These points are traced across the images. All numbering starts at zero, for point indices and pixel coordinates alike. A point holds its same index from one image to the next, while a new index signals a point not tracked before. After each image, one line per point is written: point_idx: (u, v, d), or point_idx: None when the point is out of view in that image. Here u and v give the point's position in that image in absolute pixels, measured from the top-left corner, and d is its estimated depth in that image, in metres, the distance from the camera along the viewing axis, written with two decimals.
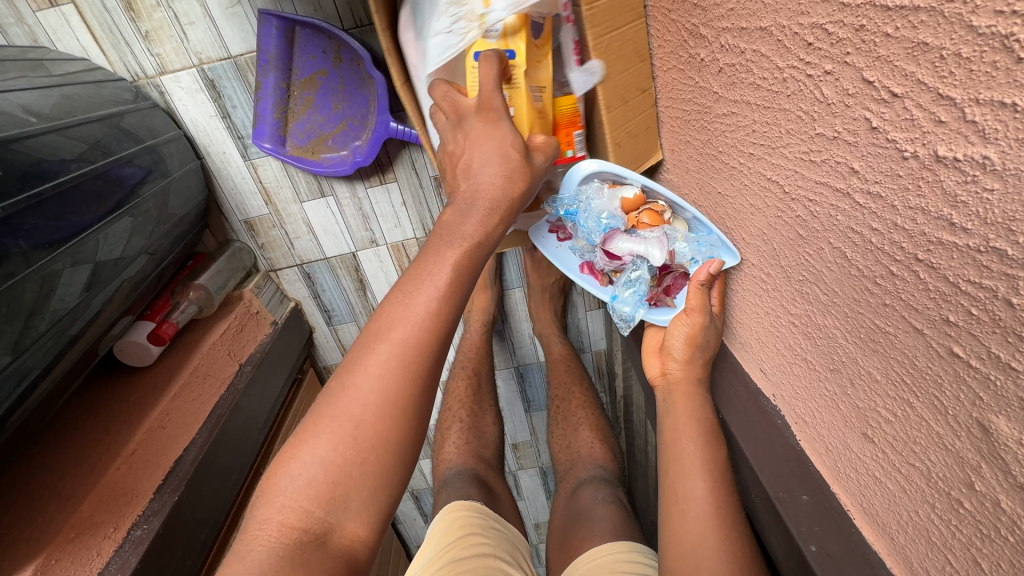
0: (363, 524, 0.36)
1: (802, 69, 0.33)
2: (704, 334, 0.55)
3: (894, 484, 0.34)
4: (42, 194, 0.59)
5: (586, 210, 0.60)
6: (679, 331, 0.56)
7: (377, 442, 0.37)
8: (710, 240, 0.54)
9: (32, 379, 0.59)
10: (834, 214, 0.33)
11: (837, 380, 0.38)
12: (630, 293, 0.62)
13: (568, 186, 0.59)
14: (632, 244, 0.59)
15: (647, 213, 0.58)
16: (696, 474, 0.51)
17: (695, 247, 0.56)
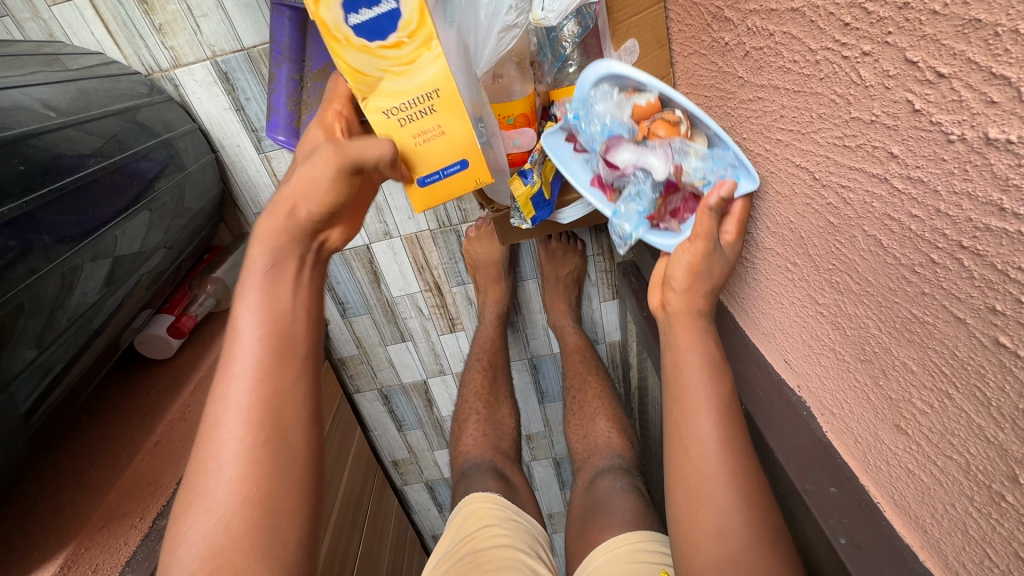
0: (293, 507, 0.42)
1: (838, 51, 0.32)
2: (707, 262, 0.50)
3: (929, 476, 0.34)
4: (63, 188, 0.59)
5: (591, 113, 0.55)
6: (682, 258, 0.52)
7: (288, 432, 0.43)
8: (726, 158, 0.49)
9: (56, 372, 0.59)
10: (869, 201, 0.33)
11: (869, 371, 0.38)
12: (632, 208, 0.56)
13: (580, 86, 0.54)
14: (638, 154, 0.54)
15: (660, 123, 0.53)
16: (701, 407, 0.48)
17: (709, 166, 0.51)
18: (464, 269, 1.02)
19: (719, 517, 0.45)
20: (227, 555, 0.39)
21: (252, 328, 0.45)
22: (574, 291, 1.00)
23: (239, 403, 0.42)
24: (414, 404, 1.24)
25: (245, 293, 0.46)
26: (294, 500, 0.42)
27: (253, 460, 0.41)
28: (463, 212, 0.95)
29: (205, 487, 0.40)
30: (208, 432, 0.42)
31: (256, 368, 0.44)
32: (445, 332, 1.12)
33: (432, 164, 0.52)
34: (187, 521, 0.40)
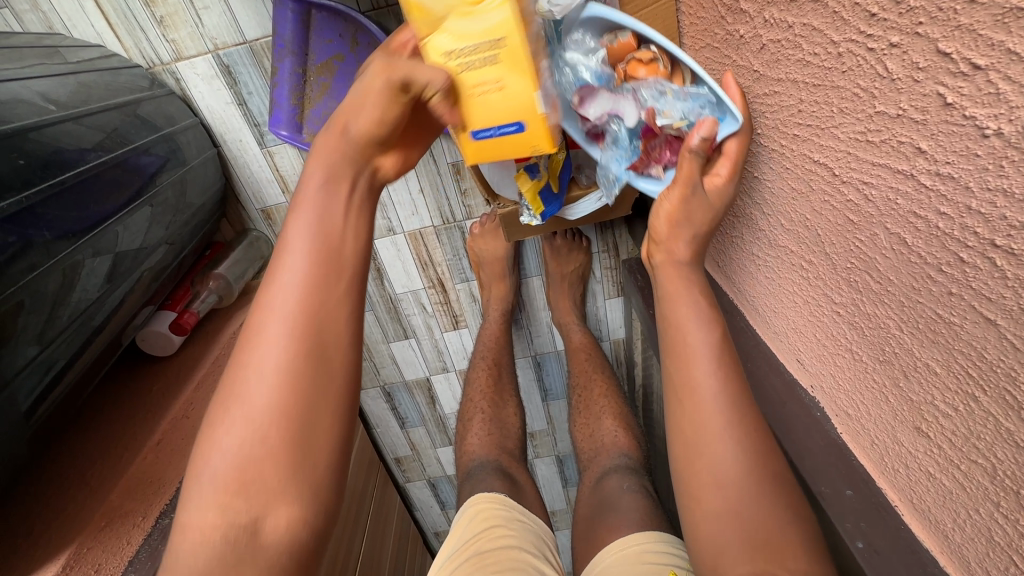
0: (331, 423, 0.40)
1: (862, 43, 0.31)
2: (687, 209, 0.51)
3: (951, 481, 0.33)
4: (63, 183, 0.59)
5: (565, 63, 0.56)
6: (663, 205, 0.52)
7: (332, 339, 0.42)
8: (704, 97, 0.49)
9: (57, 370, 0.59)
10: (893, 198, 0.32)
11: (888, 373, 0.37)
12: (614, 153, 0.57)
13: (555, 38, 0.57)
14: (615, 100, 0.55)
15: (636, 66, 0.53)
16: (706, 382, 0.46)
17: (690, 105, 0.50)
18: (468, 266, 1.01)
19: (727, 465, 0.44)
20: (256, 464, 0.38)
21: (304, 239, 0.42)
22: (579, 288, 0.99)
23: (282, 312, 0.41)
24: (417, 401, 1.23)
25: (303, 202, 0.44)
26: (327, 422, 0.40)
27: (289, 373, 0.39)
28: (468, 209, 0.95)
29: (240, 393, 0.39)
30: (251, 335, 0.41)
31: (303, 281, 0.41)
32: (449, 329, 1.11)
33: (488, 119, 0.47)
34: (222, 423, 0.39)
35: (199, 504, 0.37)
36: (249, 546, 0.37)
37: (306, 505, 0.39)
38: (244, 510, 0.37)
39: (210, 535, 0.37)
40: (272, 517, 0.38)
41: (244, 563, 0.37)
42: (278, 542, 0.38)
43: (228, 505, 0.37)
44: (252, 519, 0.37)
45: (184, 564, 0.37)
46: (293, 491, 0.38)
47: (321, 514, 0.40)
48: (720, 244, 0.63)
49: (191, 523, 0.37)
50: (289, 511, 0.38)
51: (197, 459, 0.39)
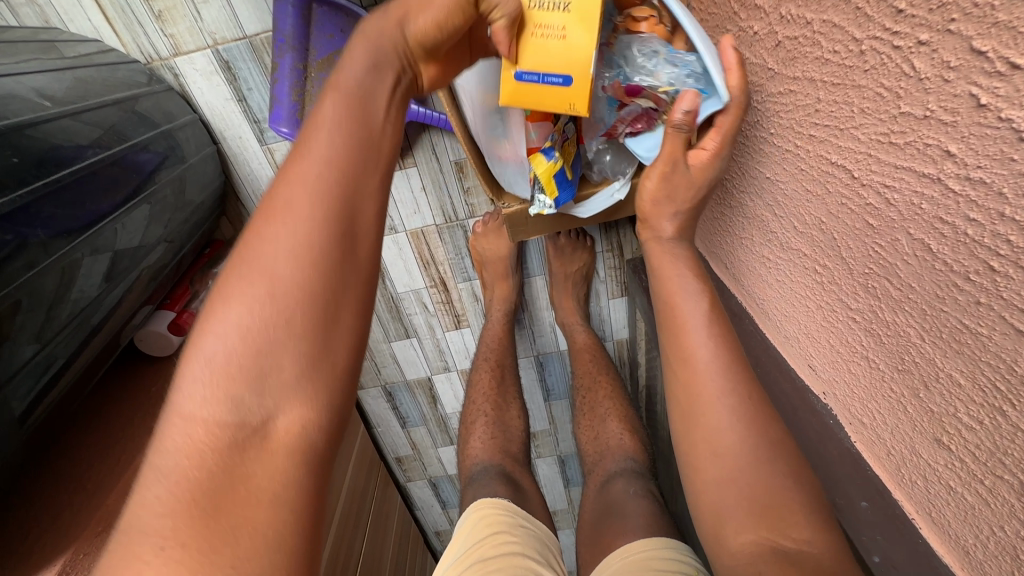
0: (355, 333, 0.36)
1: (887, 40, 0.30)
2: (671, 180, 0.52)
3: (973, 496, 0.32)
4: (59, 182, 0.57)
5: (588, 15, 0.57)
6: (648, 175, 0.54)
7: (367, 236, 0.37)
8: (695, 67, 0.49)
9: (55, 370, 0.58)
10: (918, 202, 0.30)
11: (907, 382, 0.36)
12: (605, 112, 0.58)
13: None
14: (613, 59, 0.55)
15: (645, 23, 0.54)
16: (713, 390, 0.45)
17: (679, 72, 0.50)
18: (471, 265, 1.00)
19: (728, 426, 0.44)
20: (273, 353, 0.33)
21: (338, 115, 0.38)
22: (583, 288, 0.98)
23: (307, 183, 0.35)
24: (419, 400, 1.22)
25: (341, 77, 0.39)
26: (350, 320, 0.35)
27: (311, 255, 0.34)
28: (471, 207, 0.93)
29: (252, 272, 0.33)
30: (267, 211, 0.35)
31: (334, 157, 0.36)
32: (451, 328, 1.10)
33: (540, 63, 0.46)
34: (230, 304, 0.33)
35: (202, 396, 0.32)
36: (257, 454, 0.32)
37: (321, 412, 0.34)
38: (253, 409, 0.32)
39: (213, 436, 0.31)
40: (285, 418, 0.33)
41: (251, 476, 0.31)
42: (290, 451, 0.33)
43: (234, 402, 0.32)
44: (262, 421, 0.32)
45: (175, 475, 0.30)
46: (311, 390, 0.33)
47: (336, 427, 0.35)
48: (729, 245, 0.62)
49: (189, 420, 0.31)
50: (302, 412, 0.33)
51: (191, 352, 0.33)
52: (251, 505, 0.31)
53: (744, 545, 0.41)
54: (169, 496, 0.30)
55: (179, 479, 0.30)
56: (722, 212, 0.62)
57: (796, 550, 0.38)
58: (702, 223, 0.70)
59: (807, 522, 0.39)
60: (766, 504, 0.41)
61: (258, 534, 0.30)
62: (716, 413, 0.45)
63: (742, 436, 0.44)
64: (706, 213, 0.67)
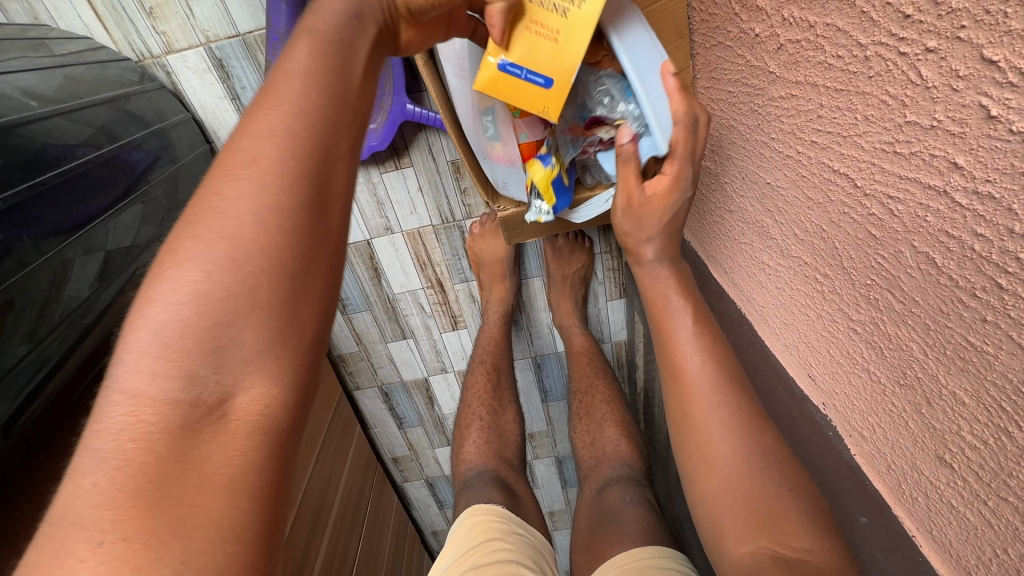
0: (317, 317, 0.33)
1: (894, 46, 0.29)
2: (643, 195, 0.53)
3: (976, 517, 0.31)
4: (45, 183, 0.56)
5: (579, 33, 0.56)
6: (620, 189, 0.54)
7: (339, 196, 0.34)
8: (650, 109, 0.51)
9: (50, 368, 0.56)
10: (922, 214, 0.29)
11: (909, 398, 0.35)
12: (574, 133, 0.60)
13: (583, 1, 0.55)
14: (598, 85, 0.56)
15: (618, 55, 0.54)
16: None
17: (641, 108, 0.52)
18: (468, 266, 0.99)
19: (721, 437, 0.45)
20: (232, 320, 0.29)
21: (310, 66, 0.35)
22: (580, 290, 0.97)
23: (275, 137, 0.32)
24: (415, 401, 1.22)
25: (316, 27, 0.36)
26: (320, 293, 0.32)
27: (278, 215, 0.31)
28: (468, 208, 0.92)
29: (210, 233, 0.30)
30: (226, 166, 0.32)
31: (303, 110, 0.33)
32: (448, 329, 1.09)
33: (526, 55, 0.45)
34: (184, 266, 0.29)
35: (149, 368, 0.28)
36: (213, 435, 0.28)
37: (290, 392, 0.31)
38: (212, 385, 0.29)
39: (163, 413, 0.27)
40: (248, 394, 0.29)
41: (208, 459, 0.28)
42: (252, 430, 0.29)
43: (187, 377, 0.28)
44: (220, 399, 0.29)
45: (115, 459, 0.26)
46: (278, 365, 0.30)
47: (305, 411, 0.32)
48: (729, 250, 0.61)
49: (133, 396, 0.27)
50: (262, 387, 0.30)
51: (137, 321, 0.28)
52: (205, 492, 0.27)
53: (745, 555, 0.41)
54: (106, 483, 0.25)
55: (119, 463, 0.26)
56: (722, 215, 0.61)
57: (797, 560, 0.38)
58: (702, 225, 0.68)
59: (807, 532, 0.39)
60: (763, 513, 0.41)
61: (214, 522, 0.27)
62: (710, 433, 0.46)
63: (735, 450, 0.44)
64: (706, 214, 0.66)
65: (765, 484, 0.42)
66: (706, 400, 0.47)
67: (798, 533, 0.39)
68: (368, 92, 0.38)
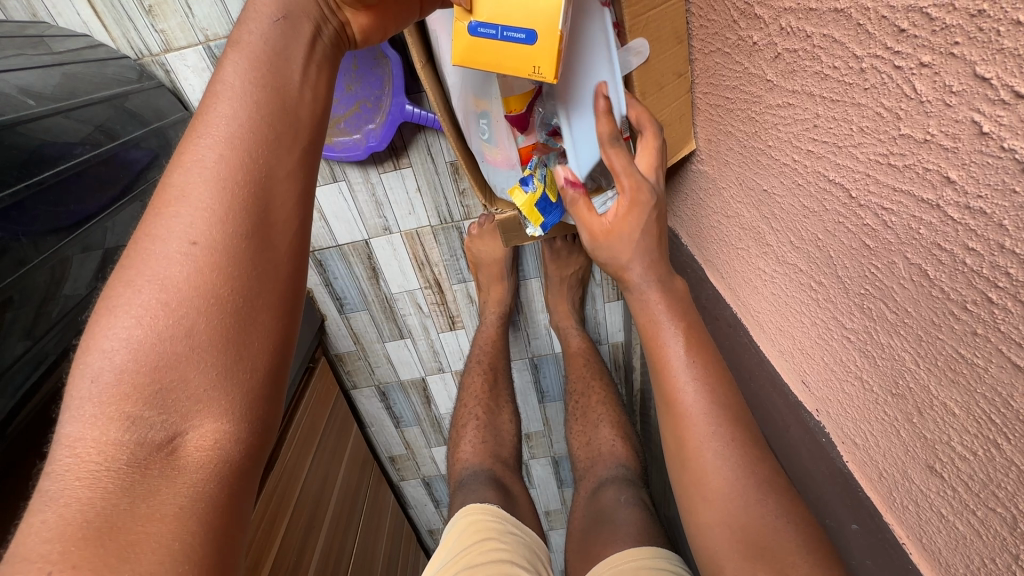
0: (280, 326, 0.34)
1: (889, 60, 0.29)
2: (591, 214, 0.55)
3: (965, 526, 0.31)
4: (43, 183, 0.55)
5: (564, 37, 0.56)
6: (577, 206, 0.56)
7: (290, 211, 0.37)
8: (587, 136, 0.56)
9: (50, 365, 0.55)
10: (916, 227, 0.30)
11: (900, 407, 0.35)
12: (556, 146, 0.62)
13: None
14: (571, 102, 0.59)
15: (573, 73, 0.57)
16: None
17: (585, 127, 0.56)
18: (465, 266, 1.00)
19: (717, 472, 0.45)
20: (174, 363, 0.31)
21: (242, 84, 0.36)
22: (578, 291, 0.97)
23: (212, 172, 0.34)
24: (412, 400, 1.22)
25: (241, 42, 0.38)
26: (269, 323, 0.34)
27: (220, 254, 0.33)
28: (466, 209, 0.92)
29: (154, 276, 0.32)
30: (166, 210, 0.33)
31: (238, 136, 0.35)
32: (445, 329, 1.09)
33: (496, 15, 0.45)
34: (127, 311, 0.31)
35: (92, 413, 0.29)
36: (161, 469, 0.30)
37: (244, 420, 0.33)
38: (159, 422, 0.30)
39: (109, 453, 0.29)
40: (195, 429, 0.31)
41: (156, 491, 0.29)
42: (200, 464, 0.31)
43: (133, 418, 0.30)
44: (166, 436, 0.30)
45: (63, 497, 0.27)
46: (228, 397, 0.32)
47: (262, 438, 0.34)
48: (726, 254, 0.61)
49: (73, 443, 0.29)
50: (216, 423, 0.31)
51: (84, 367, 0.30)
52: (154, 520, 0.28)
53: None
54: (57, 518, 0.27)
55: (66, 501, 0.27)
56: (719, 220, 0.61)
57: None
58: (700, 230, 0.68)
59: (804, 561, 0.40)
60: (757, 542, 0.42)
61: (163, 546, 0.28)
62: (707, 463, 0.46)
63: (732, 485, 0.44)
64: (703, 218, 0.67)
65: (761, 516, 0.43)
66: (700, 432, 0.46)
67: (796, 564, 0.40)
68: (311, 107, 0.39)
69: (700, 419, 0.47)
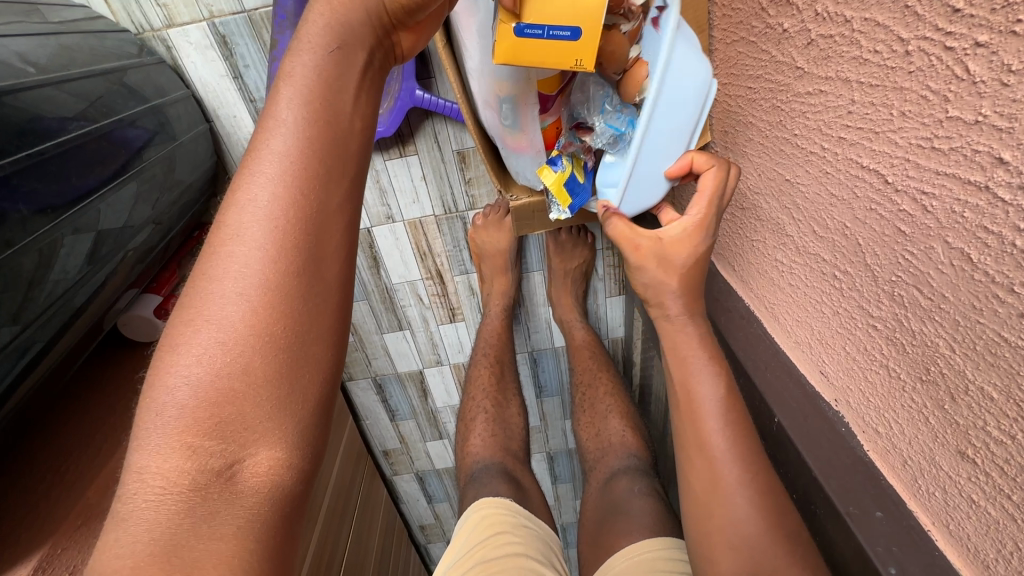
0: (302, 305, 0.34)
1: (939, 41, 0.29)
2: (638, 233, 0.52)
3: (997, 510, 0.32)
4: (44, 153, 0.53)
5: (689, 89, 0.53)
6: (619, 224, 0.54)
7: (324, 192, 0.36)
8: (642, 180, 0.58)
9: (36, 352, 0.53)
10: (959, 210, 0.30)
11: (930, 394, 0.35)
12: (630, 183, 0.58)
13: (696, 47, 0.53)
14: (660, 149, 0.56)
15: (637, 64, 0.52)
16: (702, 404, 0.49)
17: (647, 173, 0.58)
18: (469, 258, 0.98)
19: (741, 514, 0.45)
20: (232, 399, 0.32)
21: (297, 120, 0.36)
22: (581, 285, 0.97)
23: (267, 213, 0.34)
24: (409, 394, 1.20)
25: (294, 75, 0.37)
26: (307, 330, 0.34)
27: (267, 285, 0.33)
28: (472, 199, 0.91)
29: (211, 318, 0.33)
30: (221, 249, 0.34)
31: (289, 174, 0.35)
32: (446, 321, 1.08)
33: (542, 16, 0.45)
34: (190, 351, 0.32)
35: (158, 444, 0.31)
36: (220, 494, 0.31)
37: (295, 447, 0.34)
38: (218, 451, 0.32)
39: (173, 480, 0.31)
40: (252, 457, 0.32)
41: (217, 513, 0.31)
42: (256, 489, 0.32)
43: (195, 448, 0.31)
44: (225, 463, 0.32)
45: (130, 519, 0.30)
46: (281, 427, 0.33)
47: (312, 467, 0.35)
48: (738, 247, 0.61)
49: (140, 475, 0.31)
50: (271, 449, 0.33)
51: (151, 400, 0.32)
52: (215, 539, 0.31)
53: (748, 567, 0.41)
54: (127, 538, 0.30)
55: (135, 524, 0.30)
56: (734, 213, 0.61)
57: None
58: None
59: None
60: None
61: (223, 562, 0.30)
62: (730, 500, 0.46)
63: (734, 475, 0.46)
64: None
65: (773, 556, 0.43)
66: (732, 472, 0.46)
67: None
68: (359, 138, 0.39)
69: (728, 460, 0.46)
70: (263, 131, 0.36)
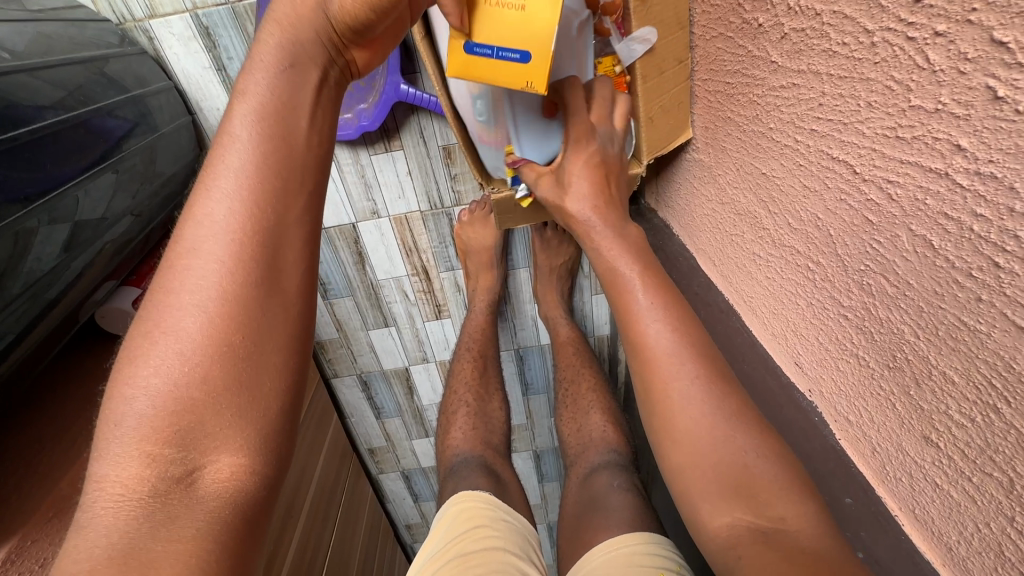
0: (263, 296, 0.34)
1: (902, 32, 0.29)
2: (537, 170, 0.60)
3: (959, 493, 0.33)
4: (17, 139, 0.52)
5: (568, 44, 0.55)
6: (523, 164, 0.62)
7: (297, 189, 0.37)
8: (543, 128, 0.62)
9: (5, 344, 0.52)
10: (922, 198, 0.30)
11: (898, 380, 0.36)
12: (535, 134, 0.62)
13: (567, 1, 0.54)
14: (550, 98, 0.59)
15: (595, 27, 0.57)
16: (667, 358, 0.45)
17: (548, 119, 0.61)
18: (454, 254, 0.98)
19: (685, 408, 0.43)
20: (191, 407, 0.32)
21: (250, 136, 0.36)
22: (566, 282, 0.97)
23: (234, 223, 0.34)
24: (395, 392, 1.20)
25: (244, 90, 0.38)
26: (273, 322, 0.34)
27: (233, 281, 0.34)
28: (457, 194, 0.92)
29: (168, 330, 0.33)
30: (179, 263, 0.34)
31: (245, 189, 0.35)
32: (431, 318, 1.08)
33: (492, 34, 0.45)
34: (147, 363, 0.32)
35: (118, 453, 0.30)
36: (180, 499, 0.31)
37: (259, 453, 0.33)
38: (179, 458, 0.31)
39: (132, 486, 0.30)
40: (214, 463, 0.32)
41: (175, 518, 0.30)
42: (218, 494, 0.32)
43: (155, 455, 0.31)
44: (186, 469, 0.31)
45: (87, 527, 0.29)
46: (243, 433, 0.32)
47: (279, 471, 0.35)
48: (718, 241, 0.62)
49: (100, 480, 0.30)
50: (233, 456, 0.32)
51: (117, 403, 0.32)
52: (173, 541, 0.30)
53: (723, 528, 0.39)
54: (84, 544, 0.29)
55: (93, 530, 0.29)
56: (713, 208, 0.62)
57: (772, 529, 0.37)
58: (692, 219, 0.69)
59: (780, 498, 0.38)
60: (736, 481, 0.40)
61: (181, 561, 0.29)
62: (679, 423, 0.43)
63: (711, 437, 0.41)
64: (695, 207, 0.67)
65: (740, 455, 0.40)
66: (667, 370, 0.44)
67: (772, 501, 0.38)
68: (316, 154, 0.39)
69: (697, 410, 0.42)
70: (235, 128, 0.36)
